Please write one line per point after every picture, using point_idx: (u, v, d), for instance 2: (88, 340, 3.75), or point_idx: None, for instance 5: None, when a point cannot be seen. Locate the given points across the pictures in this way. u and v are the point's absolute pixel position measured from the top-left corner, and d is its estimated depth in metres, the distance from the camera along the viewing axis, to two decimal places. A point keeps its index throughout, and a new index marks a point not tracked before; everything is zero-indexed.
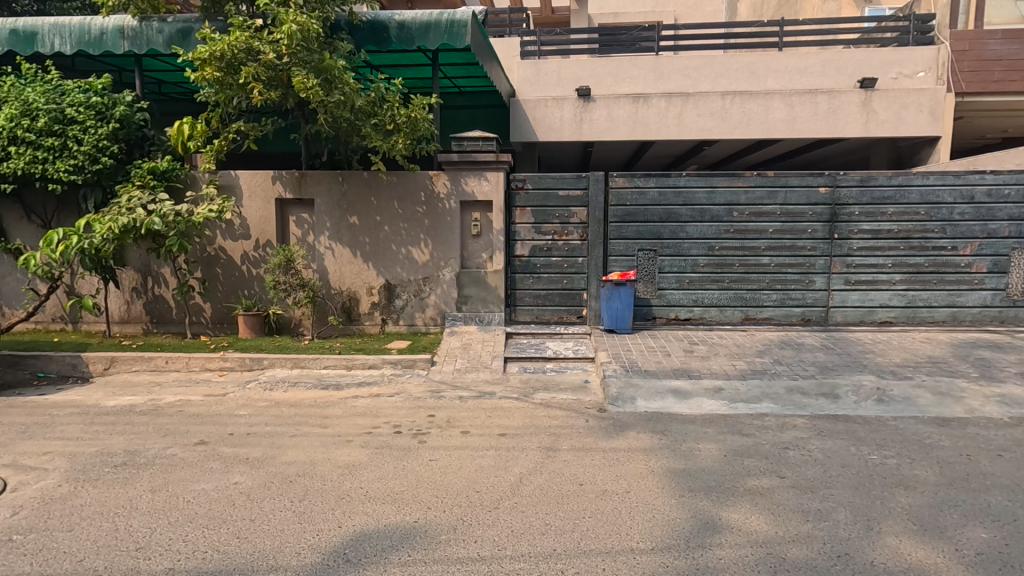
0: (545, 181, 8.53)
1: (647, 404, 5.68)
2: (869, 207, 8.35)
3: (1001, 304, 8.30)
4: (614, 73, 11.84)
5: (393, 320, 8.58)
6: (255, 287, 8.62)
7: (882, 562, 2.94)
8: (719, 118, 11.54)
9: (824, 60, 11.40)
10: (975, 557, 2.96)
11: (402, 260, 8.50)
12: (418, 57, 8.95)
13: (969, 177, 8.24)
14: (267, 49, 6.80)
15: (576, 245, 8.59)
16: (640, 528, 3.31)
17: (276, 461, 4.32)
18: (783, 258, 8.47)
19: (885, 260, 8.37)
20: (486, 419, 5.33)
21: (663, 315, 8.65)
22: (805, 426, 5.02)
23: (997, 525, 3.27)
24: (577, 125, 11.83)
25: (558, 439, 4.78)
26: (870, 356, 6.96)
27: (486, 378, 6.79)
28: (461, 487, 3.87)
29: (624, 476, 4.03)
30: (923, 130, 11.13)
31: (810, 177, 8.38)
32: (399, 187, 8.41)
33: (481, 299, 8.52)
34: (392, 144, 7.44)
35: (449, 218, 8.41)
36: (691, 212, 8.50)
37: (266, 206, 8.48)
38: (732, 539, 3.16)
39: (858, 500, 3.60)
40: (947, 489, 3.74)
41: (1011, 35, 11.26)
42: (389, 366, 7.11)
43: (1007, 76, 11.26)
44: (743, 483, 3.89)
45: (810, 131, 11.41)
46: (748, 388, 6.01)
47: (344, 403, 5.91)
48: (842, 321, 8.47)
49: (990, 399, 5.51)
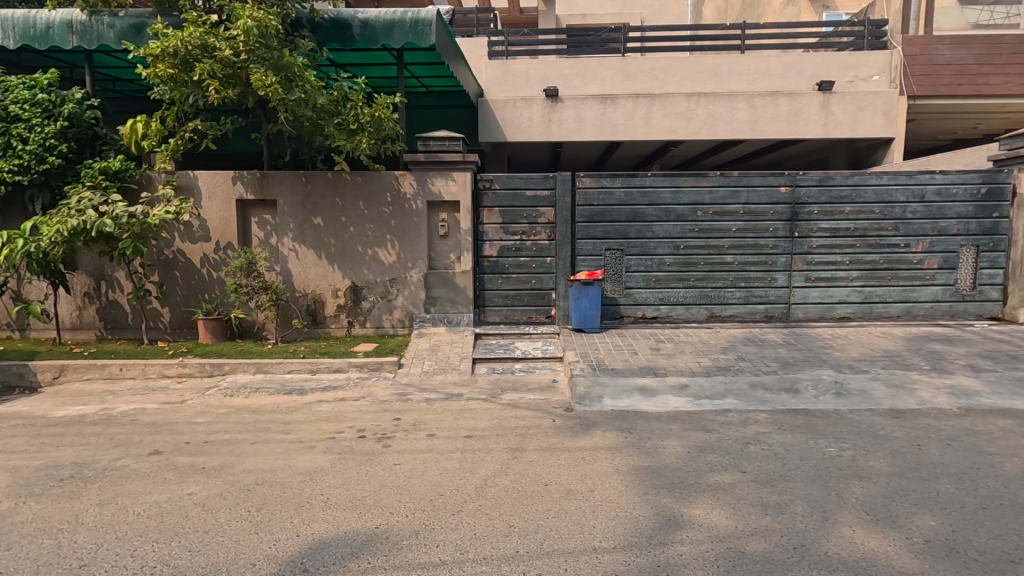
0: (512, 181, 8.52)
1: (613, 403, 5.72)
2: (827, 207, 8.59)
3: (951, 299, 8.63)
4: (582, 73, 11.86)
5: (360, 323, 8.45)
6: (216, 290, 8.37)
7: (836, 552, 3.00)
8: (685, 119, 11.74)
9: (784, 62, 11.67)
10: (924, 544, 3.05)
11: (368, 261, 8.37)
12: (383, 56, 8.84)
13: (920, 177, 8.54)
14: (224, 45, 6.59)
15: (544, 245, 8.61)
16: (603, 526, 3.31)
17: (234, 469, 4.19)
18: (746, 257, 8.64)
19: (843, 257, 8.62)
20: (453, 422, 5.28)
21: (630, 314, 8.73)
22: (766, 421, 5.11)
23: (945, 513, 3.38)
24: (546, 126, 11.87)
25: (525, 439, 4.78)
26: (829, 351, 7.15)
27: (454, 379, 6.74)
28: (426, 491, 3.82)
29: (589, 475, 4.04)
30: (878, 131, 11.51)
31: (772, 177, 8.57)
32: (364, 187, 8.28)
33: (450, 300, 8.45)
34: (356, 144, 7.31)
35: (416, 218, 8.32)
36: (657, 212, 8.59)
37: (227, 207, 8.25)
38: (693, 534, 3.20)
39: (815, 492, 3.69)
40: (900, 479, 3.86)
41: (959, 41, 11.73)
42: (356, 369, 7.00)
43: (956, 80, 11.73)
44: (705, 479, 3.94)
45: (773, 132, 11.67)
46: (713, 383, 6.11)
47: (308, 408, 5.79)
48: (803, 317, 8.69)
49: (941, 391, 5.72)
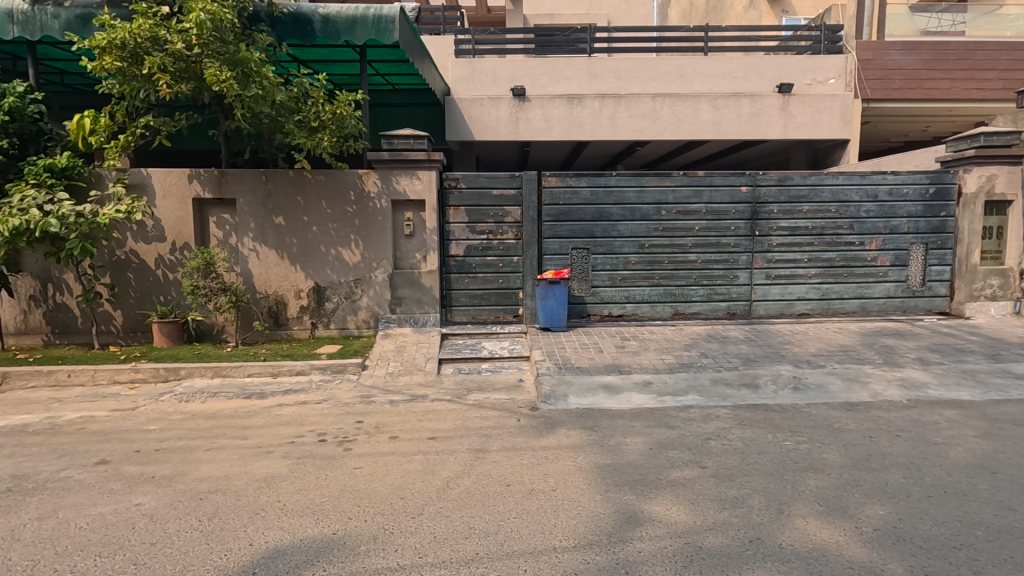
0: (478, 180, 8.48)
1: (578, 401, 5.75)
2: (787, 206, 8.80)
3: (903, 295, 8.96)
4: (549, 73, 11.88)
5: (324, 324, 8.30)
6: (172, 292, 8.09)
7: (790, 544, 3.07)
8: (650, 120, 11.88)
9: (746, 65, 11.89)
10: (873, 533, 3.14)
11: (332, 261, 8.21)
12: (347, 52, 8.69)
13: (873, 177, 8.83)
14: (176, 38, 6.38)
15: (511, 244, 8.59)
16: (564, 526, 3.30)
17: (186, 478, 4.04)
18: (709, 255, 8.80)
19: (802, 255, 8.86)
20: (417, 424, 5.21)
21: (597, 312, 8.80)
22: (727, 417, 5.20)
23: (893, 502, 3.49)
24: (513, 125, 11.87)
25: (489, 440, 4.75)
26: (788, 347, 7.34)
27: (419, 380, 6.66)
28: (387, 494, 3.76)
29: (552, 475, 4.03)
30: (835, 133, 11.87)
31: (733, 177, 8.74)
32: (327, 186, 8.12)
33: (416, 300, 8.36)
34: (317, 142, 7.16)
35: (380, 218, 8.19)
36: (623, 212, 8.68)
37: (183, 206, 7.98)
38: (653, 531, 3.22)
39: (772, 485, 3.77)
40: (852, 470, 3.98)
41: (909, 47, 12.19)
42: (318, 372, 6.85)
43: (907, 84, 12.19)
44: (666, 475, 3.98)
45: (735, 133, 11.91)
46: (676, 380, 6.19)
47: (268, 412, 5.64)
48: (764, 314, 8.90)
49: (893, 383, 5.94)
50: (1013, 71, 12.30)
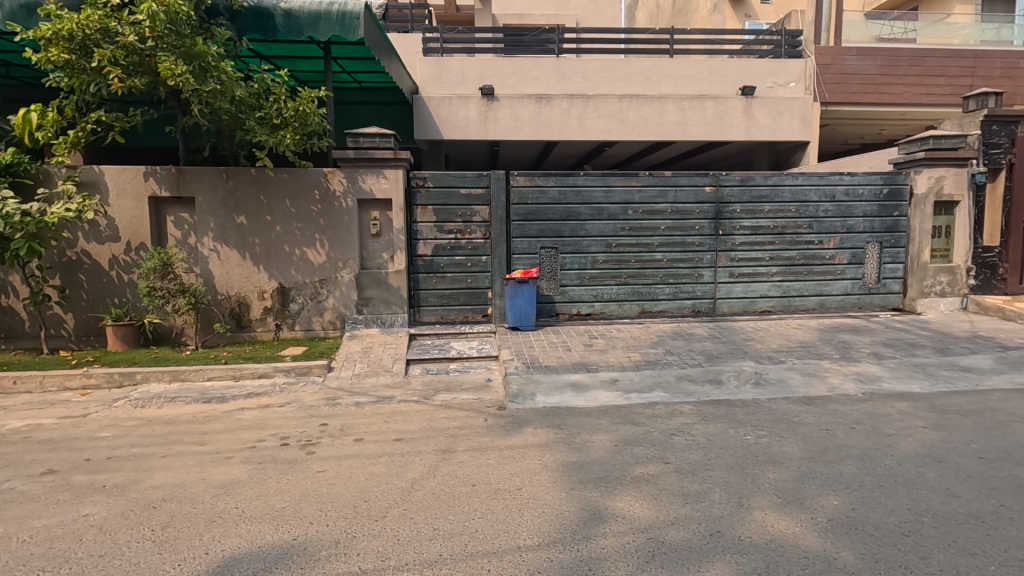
0: (446, 179, 8.43)
1: (546, 400, 5.76)
2: (748, 206, 9.01)
3: (859, 292, 9.27)
4: (517, 73, 11.90)
5: (288, 325, 8.13)
6: (128, 294, 7.80)
7: (749, 536, 3.13)
8: (618, 120, 12.00)
9: (711, 67, 12.12)
10: (828, 523, 3.24)
11: (296, 261, 8.05)
12: (311, 48, 8.53)
13: (831, 178, 9.11)
14: (128, 30, 6.15)
15: (479, 244, 8.56)
16: (528, 526, 3.30)
17: (139, 486, 3.89)
18: (675, 254, 8.94)
19: (764, 254, 9.08)
20: (383, 425, 5.15)
21: (566, 311, 8.86)
22: (691, 413, 5.29)
23: (847, 492, 3.61)
24: (482, 125, 11.83)
25: (456, 440, 4.72)
26: (750, 343, 7.51)
27: (386, 382, 6.57)
28: (350, 498, 3.69)
29: (517, 474, 4.03)
30: (796, 135, 12.18)
31: (697, 177, 8.89)
32: (290, 184, 7.94)
33: (383, 300, 8.26)
34: (280, 139, 7.00)
35: (346, 217, 8.06)
36: (590, 211, 8.74)
37: (138, 205, 7.69)
38: (616, 527, 3.25)
39: (733, 479, 3.84)
40: (809, 462, 4.09)
41: (865, 53, 12.62)
42: (282, 374, 6.69)
43: (862, 89, 12.63)
44: (631, 471, 4.02)
45: (701, 134, 12.14)
46: (642, 378, 6.27)
47: (228, 417, 5.48)
48: (727, 312, 9.09)
49: (849, 377, 6.15)
50: (960, 77, 12.86)
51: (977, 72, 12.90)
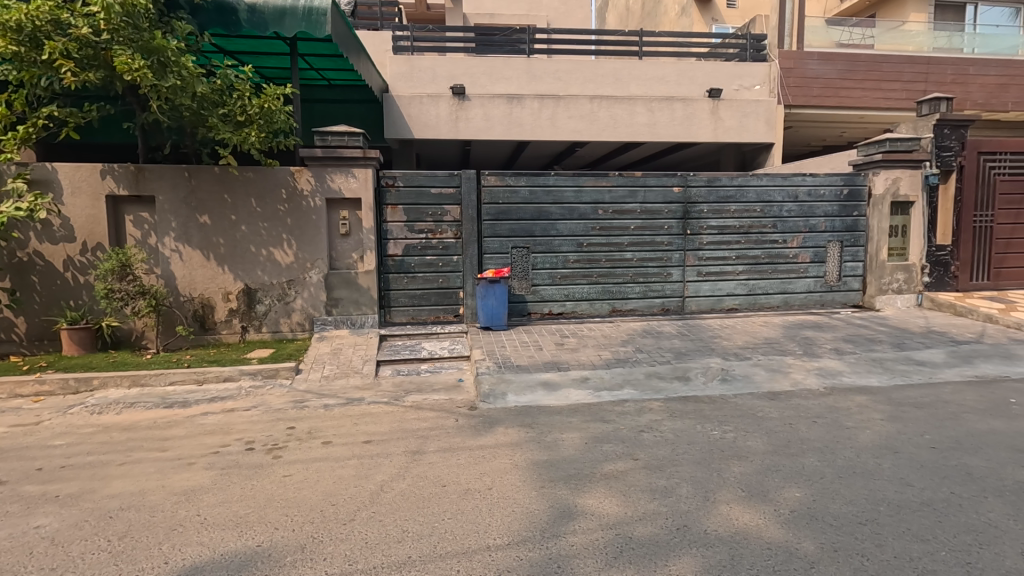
0: (416, 179, 8.37)
1: (517, 399, 5.78)
2: (715, 206, 9.19)
3: (821, 289, 9.56)
4: (488, 72, 11.88)
5: (255, 327, 7.96)
6: (85, 296, 7.52)
7: (714, 530, 3.19)
8: (589, 121, 12.09)
9: (679, 69, 12.33)
10: (790, 515, 3.32)
11: (262, 262, 7.87)
12: (277, 44, 8.36)
13: (794, 179, 9.36)
14: (81, 22, 5.91)
15: (450, 243, 8.52)
16: (498, 524, 3.30)
17: (95, 496, 3.75)
18: (644, 253, 9.06)
19: (730, 253, 9.27)
20: (352, 427, 5.07)
21: (538, 310, 8.90)
22: (659, 409, 5.37)
23: (809, 484, 3.71)
24: (453, 124, 11.78)
25: (426, 441, 4.69)
26: (717, 340, 7.66)
27: (356, 383, 6.48)
28: (317, 502, 3.62)
29: (488, 474, 4.02)
30: (761, 136, 12.48)
31: (665, 177, 9.03)
32: (256, 183, 7.77)
33: (353, 301, 8.15)
34: (244, 137, 6.84)
35: (314, 217, 7.92)
36: (561, 210, 8.79)
37: (95, 204, 7.41)
38: (585, 524, 3.27)
39: (699, 474, 3.91)
40: (773, 456, 4.19)
41: (826, 57, 13.01)
42: (248, 377, 6.53)
43: (824, 92, 13.01)
44: (600, 468, 4.06)
45: (669, 135, 12.32)
46: (612, 375, 6.34)
47: (190, 422, 5.33)
48: (695, 310, 9.27)
49: (811, 372, 6.34)
50: (915, 82, 13.37)
51: (930, 78, 13.44)
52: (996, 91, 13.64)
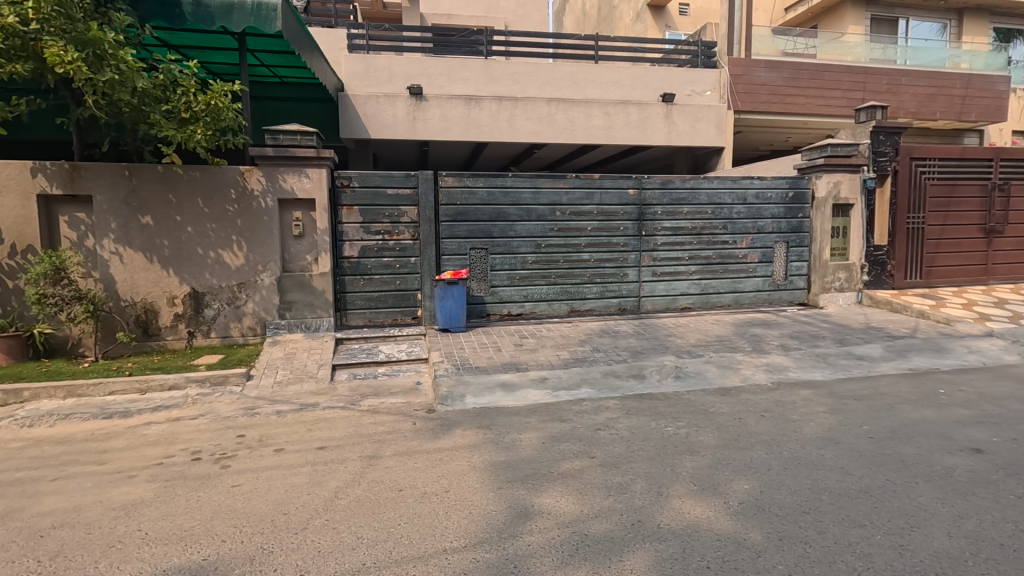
0: (371, 179, 8.24)
1: (475, 401, 5.76)
2: (669, 208, 9.41)
3: (769, 288, 9.94)
4: (446, 73, 11.82)
5: (203, 332, 7.65)
6: (14, 302, 7.06)
7: (667, 523, 3.26)
8: (546, 123, 12.17)
9: (633, 74, 12.61)
10: (739, 506, 3.44)
11: (211, 264, 7.59)
12: (225, 39, 8.09)
13: (743, 182, 9.69)
14: (7, 10, 5.56)
15: (408, 245, 8.43)
16: (455, 527, 3.28)
17: (23, 514, 3.52)
18: (601, 254, 9.19)
19: (684, 254, 9.52)
20: (305, 434, 4.95)
21: (496, 311, 8.91)
22: (616, 407, 5.46)
23: (757, 476, 3.85)
24: (410, 124, 11.65)
25: (382, 445, 4.62)
26: (672, 339, 7.86)
27: (310, 389, 6.31)
28: (267, 512, 3.51)
29: (445, 476, 4.00)
30: (712, 140, 12.87)
31: (621, 180, 9.19)
32: (203, 183, 7.47)
33: (307, 304, 7.95)
34: (189, 134, 6.59)
35: (266, 218, 7.69)
36: (519, 212, 8.82)
37: (25, 203, 6.97)
38: (542, 523, 3.29)
39: (653, 469, 4.00)
40: (723, 450, 4.33)
41: (772, 65, 13.54)
42: (195, 385, 6.27)
43: (771, 99, 13.53)
44: (557, 467, 4.09)
45: (625, 138, 12.54)
46: (570, 375, 6.41)
47: (131, 432, 5.07)
48: (651, 309, 9.47)
49: (760, 368, 6.58)
50: (853, 91, 14.11)
51: (867, 87, 14.21)
52: (926, 100, 14.56)
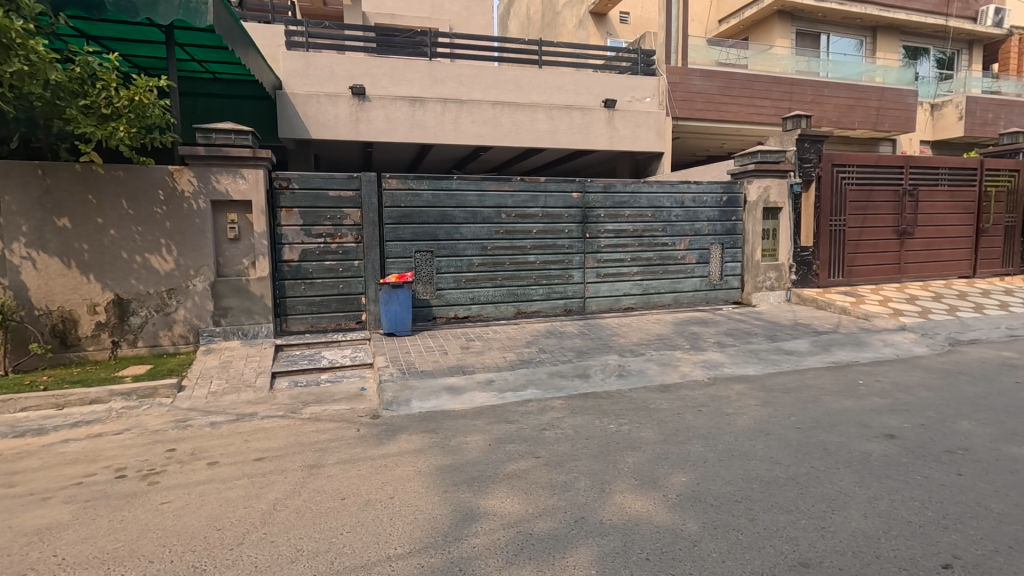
0: (312, 180, 8.03)
1: (421, 405, 5.71)
2: (611, 211, 9.65)
3: (706, 288, 10.36)
4: (389, 74, 11.65)
5: (129, 342, 7.21)
6: None
7: (610, 518, 3.35)
8: (492, 126, 12.22)
9: (576, 80, 12.84)
10: (677, 498, 3.57)
11: (137, 269, 7.17)
12: (152, 32, 7.68)
13: (680, 186, 10.07)
14: None
15: (351, 248, 8.25)
16: (399, 533, 3.25)
17: None
18: (547, 256, 9.31)
19: (626, 256, 9.78)
20: (242, 445, 4.75)
21: (443, 314, 8.86)
22: (561, 407, 5.55)
23: (694, 468, 4.01)
24: (353, 125, 11.40)
25: (325, 453, 4.51)
26: (615, 338, 8.06)
27: (248, 398, 6.05)
28: (199, 528, 3.35)
29: (390, 482, 3.94)
30: (652, 145, 13.31)
31: (565, 183, 9.34)
32: (127, 183, 7.05)
33: (244, 310, 7.64)
34: (111, 132, 6.22)
35: (198, 220, 7.33)
36: (465, 214, 8.80)
37: None
38: (487, 525, 3.30)
39: (596, 466, 4.09)
40: (663, 444, 4.49)
41: (708, 74, 14.12)
42: (120, 399, 5.89)
43: (706, 107, 14.13)
44: (503, 469, 4.11)
45: (569, 143, 12.77)
46: (516, 376, 6.47)
47: (46, 451, 4.71)
48: (596, 310, 9.68)
49: (698, 364, 6.86)
50: (781, 101, 14.93)
51: (794, 97, 15.10)
52: (845, 111, 15.63)
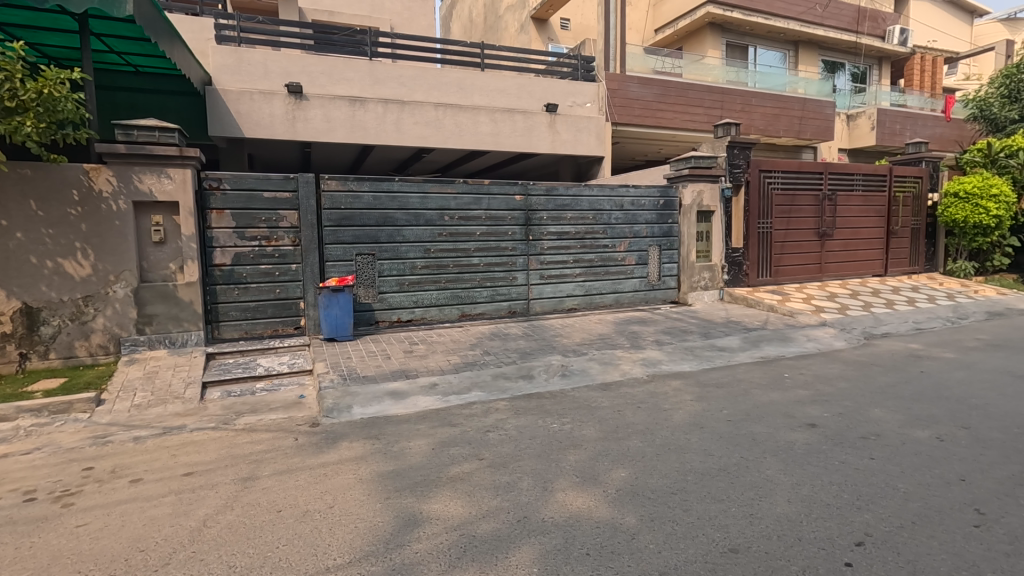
0: (245, 181, 7.72)
1: (363, 411, 5.58)
2: (553, 213, 9.80)
3: (645, 288, 10.70)
4: (328, 72, 11.33)
5: (39, 354, 6.65)
6: None
7: (551, 516, 3.40)
8: (434, 127, 12.13)
9: (519, 83, 12.93)
10: (616, 493, 3.67)
11: (48, 275, 6.64)
12: (64, 20, 7.15)
13: (619, 190, 10.36)
14: None
15: (287, 251, 7.98)
16: (338, 543, 3.16)
17: None
18: (490, 258, 9.34)
19: (569, 257, 9.95)
20: (168, 461, 4.49)
21: (385, 318, 8.71)
22: (505, 408, 5.58)
23: (633, 463, 4.14)
24: (290, 124, 11.02)
25: (259, 465, 4.32)
26: (558, 338, 8.18)
27: (175, 411, 5.72)
28: (119, 551, 3.14)
29: (329, 492, 3.83)
30: (593, 149, 13.62)
31: (507, 186, 9.40)
32: (36, 182, 6.52)
33: (171, 317, 7.22)
34: (16, 126, 5.75)
35: (118, 222, 6.88)
36: (407, 216, 8.69)
37: None
38: (430, 529, 3.28)
39: (539, 466, 4.15)
40: (604, 441, 4.60)
41: (645, 82, 14.59)
42: (28, 416, 5.43)
43: (644, 113, 14.59)
44: (446, 472, 4.09)
45: (512, 145, 12.87)
46: (460, 379, 6.44)
47: None
48: (540, 311, 9.80)
49: (638, 362, 7.07)
50: (713, 109, 15.63)
51: (725, 106, 15.84)
52: (771, 119, 16.56)
